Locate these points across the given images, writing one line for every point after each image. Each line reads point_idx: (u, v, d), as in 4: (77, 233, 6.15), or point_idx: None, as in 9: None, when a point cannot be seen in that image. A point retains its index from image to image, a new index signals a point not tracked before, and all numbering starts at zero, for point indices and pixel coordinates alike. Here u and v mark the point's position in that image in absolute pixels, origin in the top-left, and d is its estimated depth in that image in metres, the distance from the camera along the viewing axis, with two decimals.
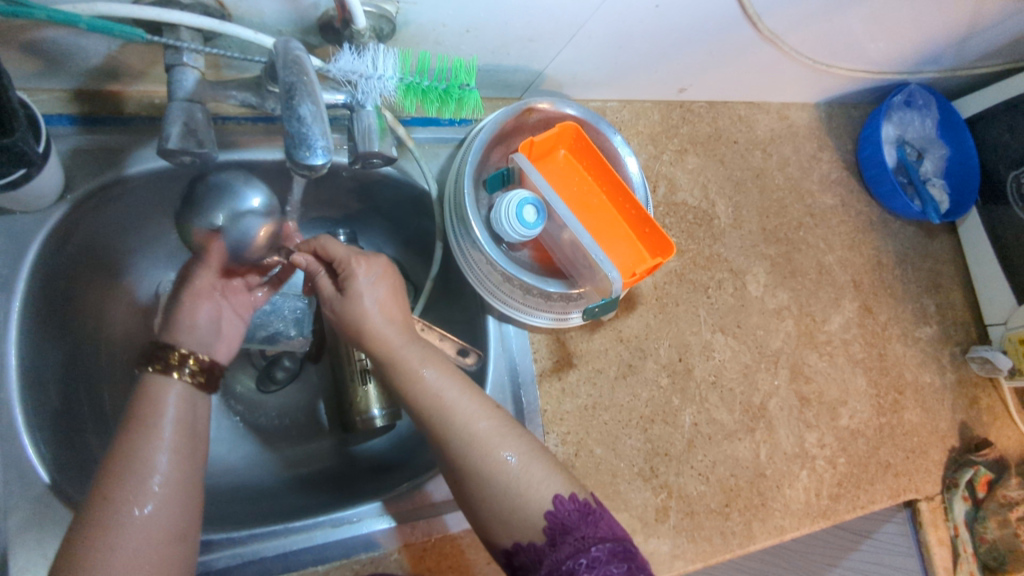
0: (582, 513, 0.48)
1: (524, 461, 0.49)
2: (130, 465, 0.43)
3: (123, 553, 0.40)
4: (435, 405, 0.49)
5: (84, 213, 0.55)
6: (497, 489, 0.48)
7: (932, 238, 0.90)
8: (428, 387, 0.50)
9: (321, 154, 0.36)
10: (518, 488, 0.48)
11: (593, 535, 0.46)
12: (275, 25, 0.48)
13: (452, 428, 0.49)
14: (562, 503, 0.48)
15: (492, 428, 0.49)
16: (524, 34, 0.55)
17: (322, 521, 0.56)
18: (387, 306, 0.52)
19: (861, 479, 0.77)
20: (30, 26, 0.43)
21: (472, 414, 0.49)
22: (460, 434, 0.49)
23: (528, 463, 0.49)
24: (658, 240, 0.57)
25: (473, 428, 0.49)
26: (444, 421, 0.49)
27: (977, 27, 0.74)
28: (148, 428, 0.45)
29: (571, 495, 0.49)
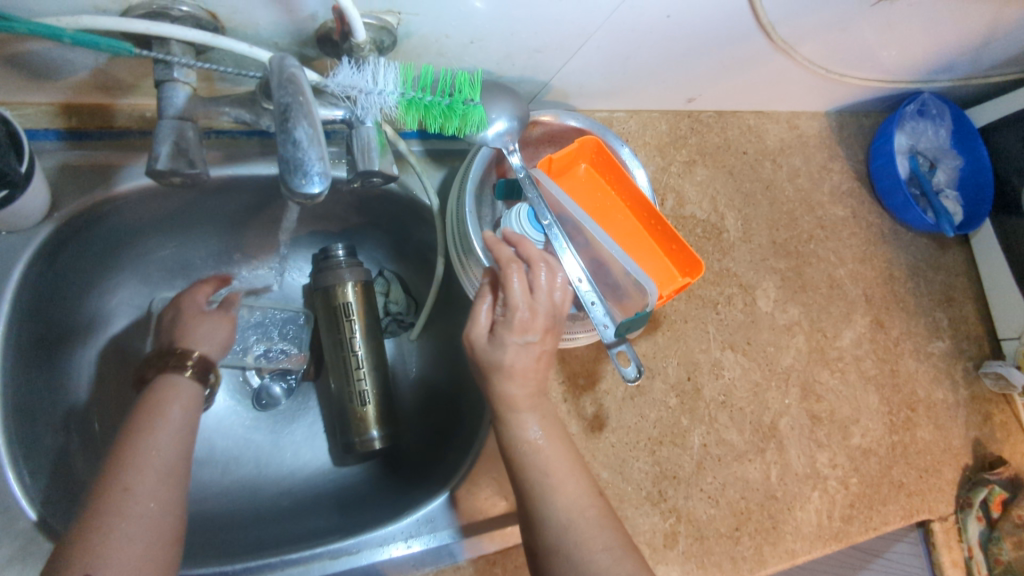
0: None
1: (623, 557, 0.46)
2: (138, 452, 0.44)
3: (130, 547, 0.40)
4: (538, 473, 0.47)
5: (72, 231, 0.53)
6: (571, 558, 0.46)
7: (945, 250, 0.88)
8: (537, 456, 0.48)
9: (319, 181, 0.33)
10: None
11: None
12: (270, 38, 0.46)
13: (551, 504, 0.47)
14: None
15: (589, 514, 0.47)
16: (530, 45, 0.53)
17: (320, 553, 0.54)
18: (524, 375, 0.48)
19: (873, 500, 0.75)
20: (12, 40, 0.41)
21: (572, 496, 0.47)
22: (557, 515, 0.46)
23: (623, 562, 0.46)
24: (686, 256, 0.54)
25: (570, 507, 0.47)
26: (541, 481, 0.47)
27: (993, 36, 0.72)
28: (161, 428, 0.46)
29: None
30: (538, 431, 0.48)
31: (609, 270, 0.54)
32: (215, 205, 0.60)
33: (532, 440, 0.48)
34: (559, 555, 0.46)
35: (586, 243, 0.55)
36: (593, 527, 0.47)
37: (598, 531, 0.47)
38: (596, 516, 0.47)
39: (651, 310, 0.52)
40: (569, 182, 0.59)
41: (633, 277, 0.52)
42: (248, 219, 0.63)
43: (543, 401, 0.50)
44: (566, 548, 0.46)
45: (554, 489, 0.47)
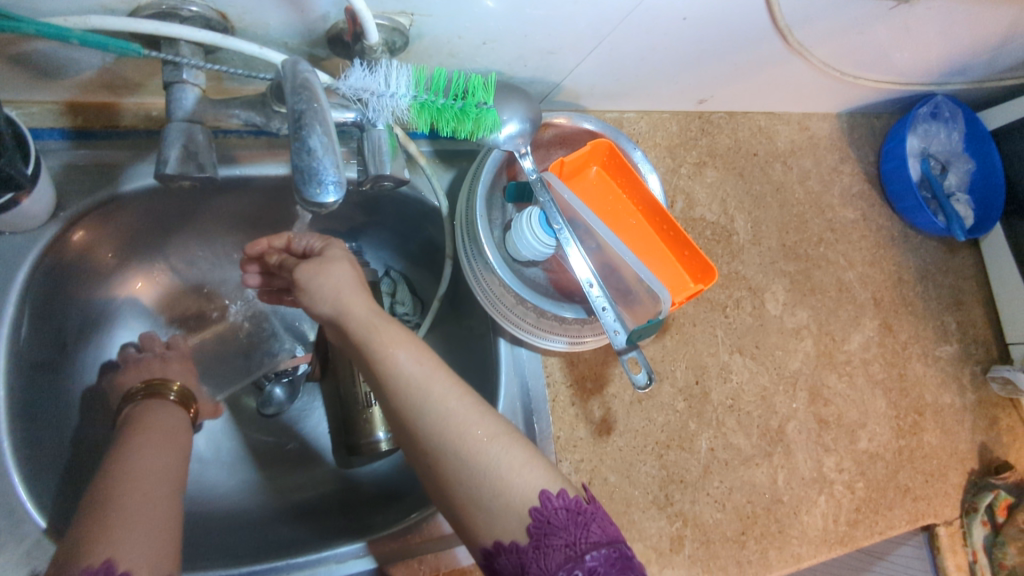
0: (570, 513, 0.42)
1: (512, 447, 0.43)
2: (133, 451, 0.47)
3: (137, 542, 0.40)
4: (405, 386, 0.43)
5: (77, 232, 0.52)
6: (471, 478, 0.42)
7: (954, 254, 0.87)
8: (395, 369, 0.43)
9: (333, 191, 0.33)
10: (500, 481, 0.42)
11: (585, 540, 0.41)
12: (280, 38, 0.45)
13: (424, 408, 0.43)
14: (549, 501, 0.42)
15: (482, 433, 0.42)
16: (543, 46, 0.52)
17: (326, 557, 0.53)
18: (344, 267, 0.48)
19: (879, 504, 0.75)
20: (19, 39, 0.40)
21: (445, 392, 0.43)
22: (432, 418, 0.42)
23: (509, 447, 0.43)
24: (698, 263, 0.53)
25: (447, 408, 0.43)
26: (419, 400, 0.43)
27: (1011, 38, 0.71)
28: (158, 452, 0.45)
29: (558, 491, 0.43)
30: (411, 357, 0.44)
31: (620, 275, 0.54)
32: (221, 205, 0.59)
33: (406, 366, 0.43)
34: (455, 476, 0.42)
35: (598, 247, 0.55)
36: (488, 444, 0.42)
37: (499, 447, 0.42)
38: (491, 429, 0.43)
39: (664, 317, 0.52)
40: (581, 185, 0.58)
41: (645, 284, 0.52)
42: (254, 219, 0.62)
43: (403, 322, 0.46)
44: (454, 465, 0.42)
45: (439, 411, 0.42)
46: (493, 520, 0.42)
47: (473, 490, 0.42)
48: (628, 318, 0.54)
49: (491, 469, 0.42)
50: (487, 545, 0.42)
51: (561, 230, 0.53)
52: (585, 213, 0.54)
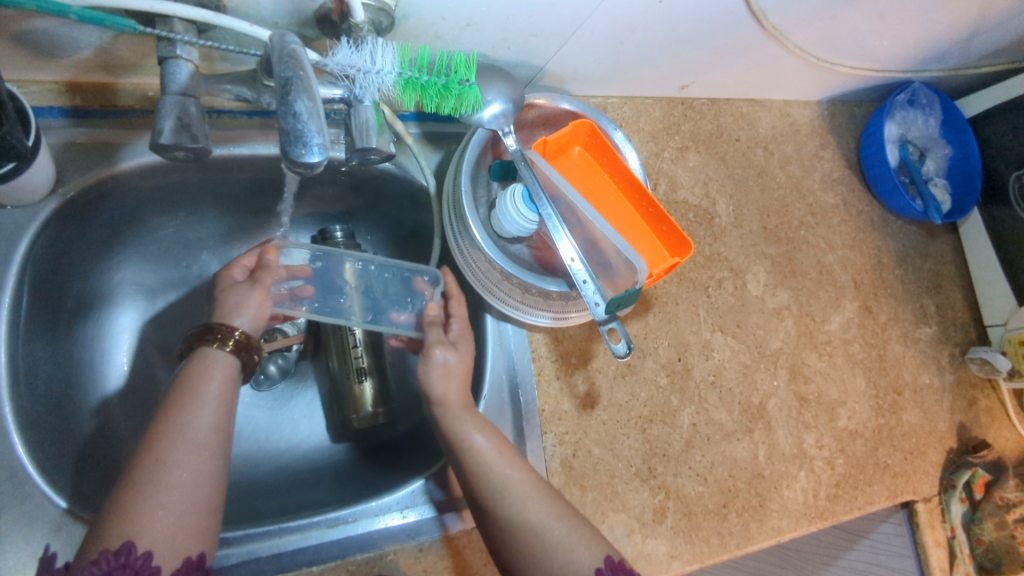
0: None
1: (572, 522, 0.49)
2: (180, 432, 0.43)
3: (168, 511, 0.40)
4: (479, 467, 0.51)
5: (76, 208, 0.54)
6: (532, 538, 0.47)
7: (933, 238, 0.89)
8: (476, 450, 0.52)
9: (318, 152, 0.35)
10: (560, 560, 0.47)
11: None
12: (271, 18, 0.47)
13: (497, 486, 0.50)
14: (608, 565, 0.47)
15: (550, 514, 0.49)
16: (525, 29, 0.54)
17: (317, 521, 0.56)
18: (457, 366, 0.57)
19: (859, 480, 0.76)
20: (19, 16, 0.41)
21: (515, 476, 0.51)
22: (505, 495, 0.49)
23: (570, 525, 0.49)
24: (675, 236, 0.56)
25: (516, 490, 0.50)
26: (494, 480, 0.50)
27: (983, 25, 0.73)
28: (190, 403, 0.44)
29: (617, 559, 0.48)
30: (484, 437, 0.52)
31: (601, 249, 0.56)
32: (216, 184, 0.61)
33: (482, 446, 0.52)
34: (527, 547, 0.47)
35: (579, 223, 0.57)
36: (557, 522, 0.48)
37: (568, 528, 0.48)
38: (558, 510, 0.49)
39: (641, 286, 0.53)
40: (564, 164, 0.60)
41: (624, 255, 0.53)
42: (246, 199, 0.64)
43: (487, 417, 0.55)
44: (527, 541, 0.48)
45: (513, 493, 0.50)
46: None
47: (544, 561, 0.47)
48: (610, 290, 0.56)
49: (560, 543, 0.47)
50: None
51: (544, 206, 0.55)
52: (567, 188, 0.56)
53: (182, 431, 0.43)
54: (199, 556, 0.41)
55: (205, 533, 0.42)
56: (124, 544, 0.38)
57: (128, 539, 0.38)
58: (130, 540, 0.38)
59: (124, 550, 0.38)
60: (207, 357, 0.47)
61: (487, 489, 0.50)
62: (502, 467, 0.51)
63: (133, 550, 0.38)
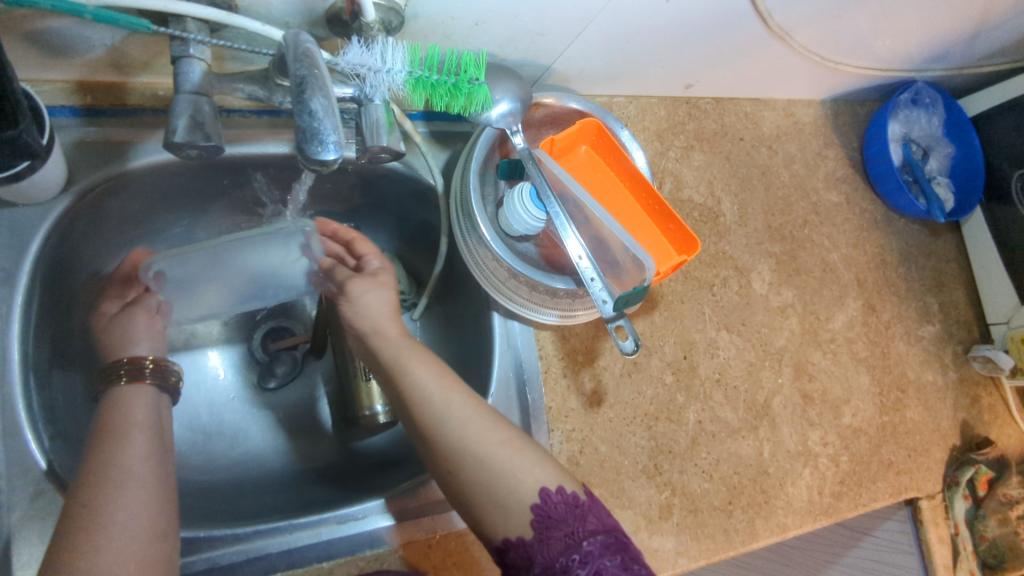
0: (569, 506, 0.48)
1: (517, 447, 0.50)
2: (102, 470, 0.43)
3: (108, 549, 0.40)
4: (423, 403, 0.50)
5: (87, 206, 0.54)
6: (480, 472, 0.48)
7: (936, 236, 0.89)
8: (418, 387, 0.51)
9: (333, 150, 0.36)
10: (507, 487, 0.48)
11: (582, 529, 0.47)
12: (282, 17, 0.48)
13: (440, 421, 0.49)
14: (547, 497, 0.48)
15: (494, 441, 0.50)
16: (533, 28, 0.55)
17: (327, 517, 0.56)
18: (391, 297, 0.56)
19: (863, 477, 0.76)
20: (34, 16, 0.42)
21: (458, 405, 0.50)
22: (447, 431, 0.49)
23: (519, 451, 0.50)
24: (683, 236, 0.56)
25: (460, 421, 0.50)
26: (437, 416, 0.49)
27: (986, 25, 0.73)
28: (114, 437, 0.46)
29: (558, 488, 0.49)
30: (431, 377, 0.51)
31: (609, 247, 0.56)
32: (226, 183, 0.61)
33: (427, 384, 0.51)
34: (474, 474, 0.48)
35: (586, 222, 0.58)
36: (503, 447, 0.50)
37: (512, 452, 0.50)
38: (505, 435, 0.50)
39: (648, 284, 0.54)
40: (571, 163, 0.61)
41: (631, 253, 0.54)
42: (255, 197, 0.64)
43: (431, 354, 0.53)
44: (474, 470, 0.49)
45: (455, 423, 0.49)
46: (507, 515, 0.48)
47: (490, 488, 0.48)
48: (617, 288, 0.56)
49: (507, 469, 0.49)
50: (498, 542, 0.48)
51: (552, 205, 0.55)
52: (574, 186, 0.57)
53: (109, 471, 0.43)
54: None
55: (159, 559, 0.43)
56: None
57: None
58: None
59: None
60: (124, 394, 0.50)
61: (430, 423, 0.50)
62: (446, 404, 0.50)
63: None
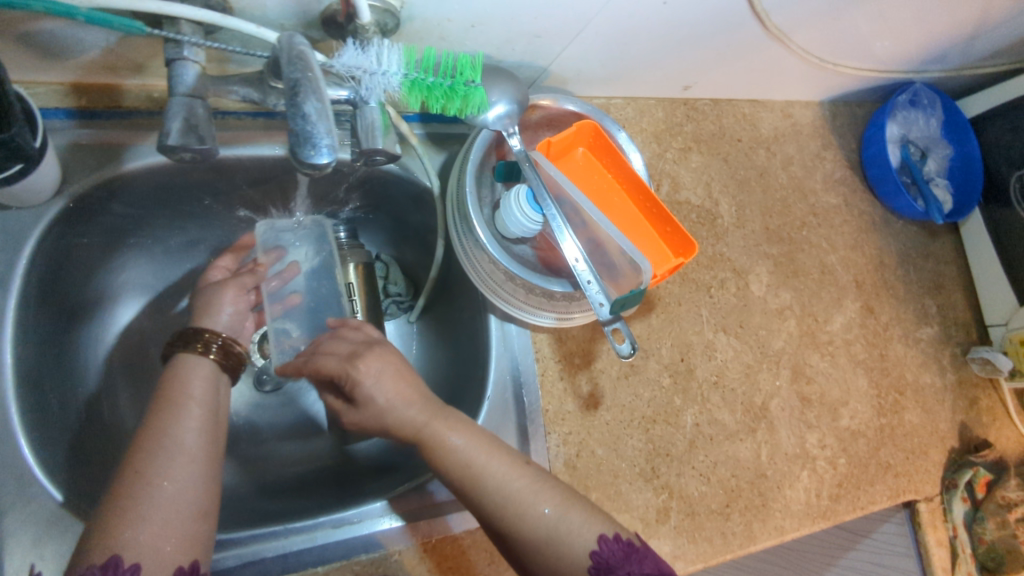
0: (625, 551, 0.47)
1: (569, 509, 0.48)
2: (159, 440, 0.43)
3: (150, 523, 0.40)
4: (467, 474, 0.48)
5: (82, 208, 0.54)
6: (532, 543, 0.47)
7: (934, 238, 0.89)
8: (458, 455, 0.49)
9: (326, 153, 0.36)
10: (563, 547, 0.46)
11: (638, 572, 0.46)
12: (278, 19, 0.47)
13: (487, 486, 0.48)
14: (604, 544, 0.47)
15: (547, 505, 0.48)
16: (530, 30, 0.54)
17: (322, 522, 0.56)
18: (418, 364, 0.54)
19: (860, 480, 0.76)
20: (27, 18, 0.42)
21: (503, 473, 0.48)
22: (495, 496, 0.48)
23: (568, 512, 0.48)
24: (679, 238, 0.56)
25: (507, 488, 0.48)
26: (483, 487, 0.48)
27: (985, 26, 0.73)
28: (177, 408, 0.45)
29: (614, 535, 0.48)
30: (471, 445, 0.49)
31: (605, 251, 0.56)
32: (221, 185, 0.61)
33: (468, 456, 0.49)
34: (527, 545, 0.47)
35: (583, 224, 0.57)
36: (554, 508, 0.48)
37: (564, 514, 0.48)
38: (553, 498, 0.48)
39: (645, 287, 0.54)
40: (568, 165, 0.60)
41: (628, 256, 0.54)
42: (251, 198, 0.64)
43: (454, 410, 0.51)
44: (525, 540, 0.47)
45: (504, 491, 0.48)
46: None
47: (546, 553, 0.47)
48: (614, 291, 0.56)
49: (559, 536, 0.47)
50: None
51: (548, 207, 0.55)
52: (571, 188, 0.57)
53: (163, 441, 0.43)
54: (191, 566, 0.41)
55: (198, 540, 0.42)
56: (110, 559, 0.38)
57: (114, 554, 0.38)
58: (117, 553, 0.38)
59: (112, 564, 0.38)
60: (187, 363, 0.49)
61: (474, 495, 0.48)
62: (492, 471, 0.48)
63: (118, 564, 0.38)
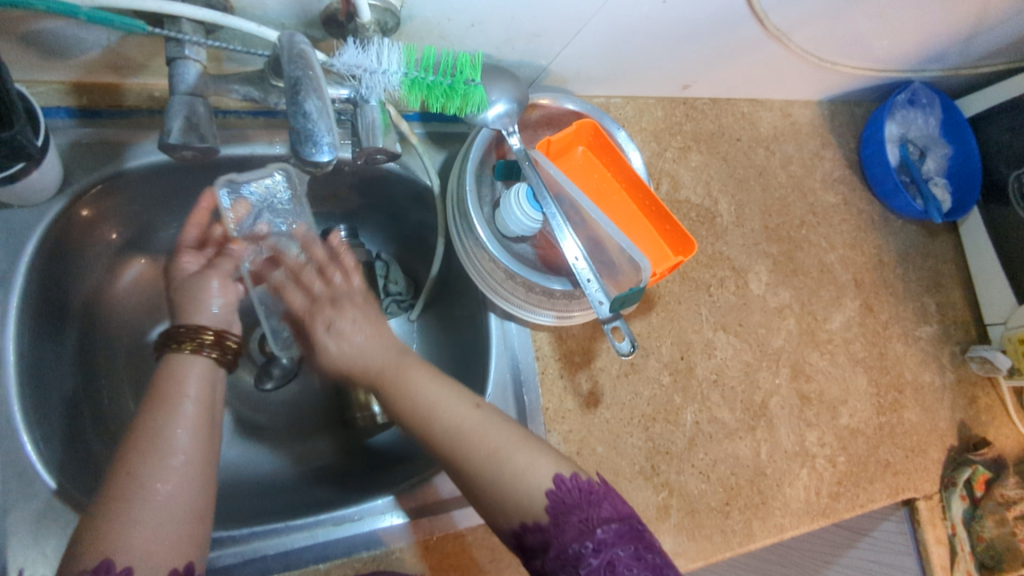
0: (584, 492, 0.46)
1: (525, 448, 0.48)
2: (154, 441, 0.43)
3: (146, 526, 0.39)
4: (422, 412, 0.49)
5: (84, 207, 0.54)
6: (485, 475, 0.46)
7: (933, 237, 0.89)
8: (414, 397, 0.50)
9: (327, 151, 0.36)
10: (513, 475, 0.46)
11: (596, 516, 0.45)
12: (278, 18, 0.48)
13: (439, 424, 0.48)
14: (561, 483, 0.46)
15: (501, 439, 0.48)
16: (530, 29, 0.55)
17: (323, 519, 0.56)
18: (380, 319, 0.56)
19: (860, 478, 0.76)
20: (29, 17, 0.42)
21: (455, 407, 0.49)
22: (446, 429, 0.48)
23: (522, 448, 0.47)
24: (679, 236, 0.56)
25: (460, 421, 0.48)
26: (436, 423, 0.48)
27: (983, 26, 0.74)
28: (167, 407, 0.45)
29: (570, 474, 0.47)
30: (426, 384, 0.50)
31: (605, 248, 0.56)
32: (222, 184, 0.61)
33: (423, 393, 0.50)
34: (480, 479, 0.47)
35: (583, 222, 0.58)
36: (508, 446, 0.48)
37: (519, 449, 0.47)
38: (507, 435, 0.48)
39: (645, 285, 0.54)
40: (567, 164, 0.61)
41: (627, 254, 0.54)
42: None
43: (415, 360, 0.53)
44: (476, 470, 0.47)
45: (457, 424, 0.48)
46: (517, 507, 0.46)
47: (497, 485, 0.46)
48: (613, 289, 0.56)
49: (511, 467, 0.46)
50: (515, 528, 0.46)
51: (548, 205, 0.55)
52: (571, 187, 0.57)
53: (157, 442, 0.42)
54: (185, 569, 0.40)
55: (195, 543, 0.42)
56: (101, 563, 0.37)
57: (106, 558, 0.37)
58: (109, 557, 0.37)
59: (103, 569, 0.37)
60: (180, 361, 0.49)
61: (429, 430, 0.49)
62: (443, 406, 0.49)
63: (111, 569, 0.37)
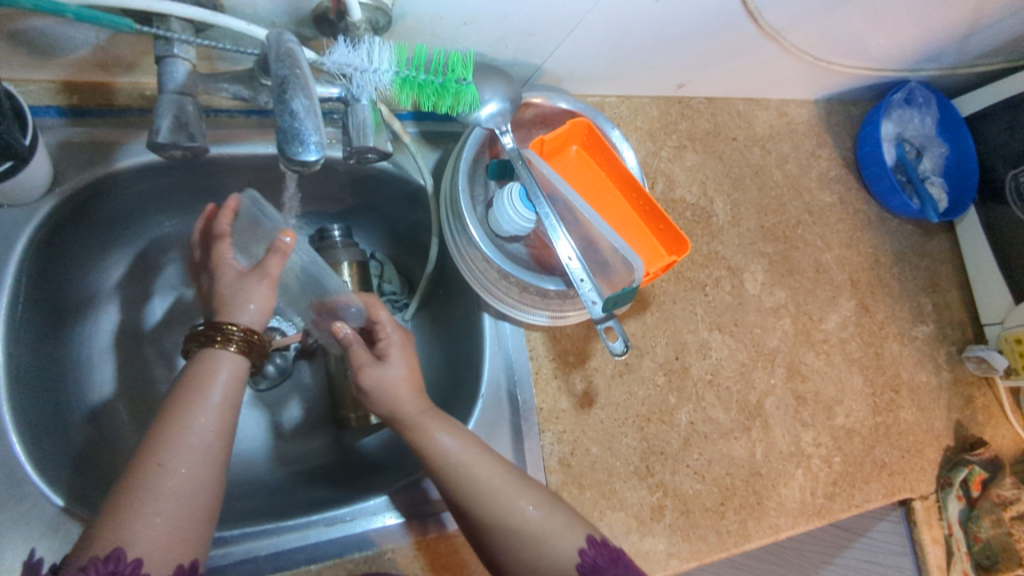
0: (610, 556, 0.50)
1: (550, 511, 0.50)
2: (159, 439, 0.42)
3: None
4: (452, 468, 0.49)
5: (74, 207, 0.54)
6: (512, 539, 0.48)
7: (930, 236, 0.89)
8: (445, 451, 0.50)
9: (315, 150, 0.35)
10: (538, 542, 0.48)
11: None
12: (268, 17, 0.47)
13: (468, 483, 0.49)
14: (591, 546, 0.50)
15: (529, 505, 0.49)
16: (522, 28, 0.54)
17: (316, 520, 0.56)
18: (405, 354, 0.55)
19: (856, 478, 0.76)
20: (16, 15, 0.42)
21: (486, 469, 0.50)
22: (474, 489, 0.49)
23: (550, 514, 0.50)
24: (672, 235, 0.56)
25: (489, 484, 0.49)
26: (464, 482, 0.49)
27: (979, 25, 0.73)
28: (199, 398, 0.44)
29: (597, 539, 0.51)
30: (455, 440, 0.50)
31: (598, 249, 0.56)
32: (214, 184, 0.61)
33: (451, 448, 0.50)
34: (504, 539, 0.48)
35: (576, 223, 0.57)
36: (536, 512, 0.49)
37: (545, 517, 0.49)
38: (535, 499, 0.50)
39: (638, 284, 0.54)
40: (561, 163, 0.60)
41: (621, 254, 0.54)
42: None
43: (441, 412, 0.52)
44: (502, 533, 0.48)
45: (487, 485, 0.49)
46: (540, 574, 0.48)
47: (522, 551, 0.48)
48: (607, 289, 0.56)
49: (537, 534, 0.48)
50: None
51: (542, 205, 0.55)
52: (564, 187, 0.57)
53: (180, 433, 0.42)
54: (192, 564, 0.40)
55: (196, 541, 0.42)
56: (114, 551, 0.37)
57: (119, 546, 0.37)
58: (122, 546, 0.37)
59: (114, 557, 0.37)
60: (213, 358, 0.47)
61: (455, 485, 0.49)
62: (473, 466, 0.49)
63: (123, 558, 0.37)
